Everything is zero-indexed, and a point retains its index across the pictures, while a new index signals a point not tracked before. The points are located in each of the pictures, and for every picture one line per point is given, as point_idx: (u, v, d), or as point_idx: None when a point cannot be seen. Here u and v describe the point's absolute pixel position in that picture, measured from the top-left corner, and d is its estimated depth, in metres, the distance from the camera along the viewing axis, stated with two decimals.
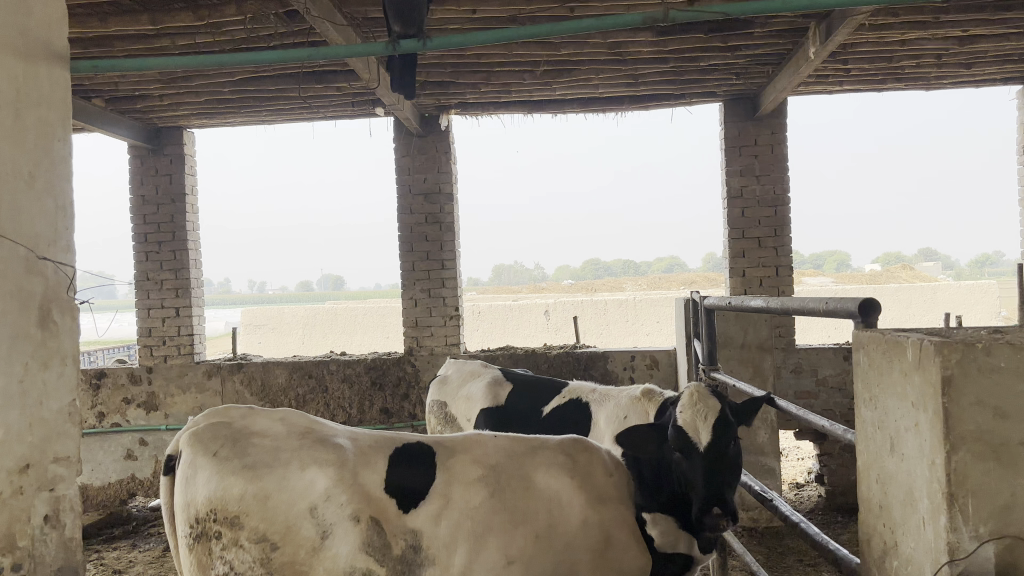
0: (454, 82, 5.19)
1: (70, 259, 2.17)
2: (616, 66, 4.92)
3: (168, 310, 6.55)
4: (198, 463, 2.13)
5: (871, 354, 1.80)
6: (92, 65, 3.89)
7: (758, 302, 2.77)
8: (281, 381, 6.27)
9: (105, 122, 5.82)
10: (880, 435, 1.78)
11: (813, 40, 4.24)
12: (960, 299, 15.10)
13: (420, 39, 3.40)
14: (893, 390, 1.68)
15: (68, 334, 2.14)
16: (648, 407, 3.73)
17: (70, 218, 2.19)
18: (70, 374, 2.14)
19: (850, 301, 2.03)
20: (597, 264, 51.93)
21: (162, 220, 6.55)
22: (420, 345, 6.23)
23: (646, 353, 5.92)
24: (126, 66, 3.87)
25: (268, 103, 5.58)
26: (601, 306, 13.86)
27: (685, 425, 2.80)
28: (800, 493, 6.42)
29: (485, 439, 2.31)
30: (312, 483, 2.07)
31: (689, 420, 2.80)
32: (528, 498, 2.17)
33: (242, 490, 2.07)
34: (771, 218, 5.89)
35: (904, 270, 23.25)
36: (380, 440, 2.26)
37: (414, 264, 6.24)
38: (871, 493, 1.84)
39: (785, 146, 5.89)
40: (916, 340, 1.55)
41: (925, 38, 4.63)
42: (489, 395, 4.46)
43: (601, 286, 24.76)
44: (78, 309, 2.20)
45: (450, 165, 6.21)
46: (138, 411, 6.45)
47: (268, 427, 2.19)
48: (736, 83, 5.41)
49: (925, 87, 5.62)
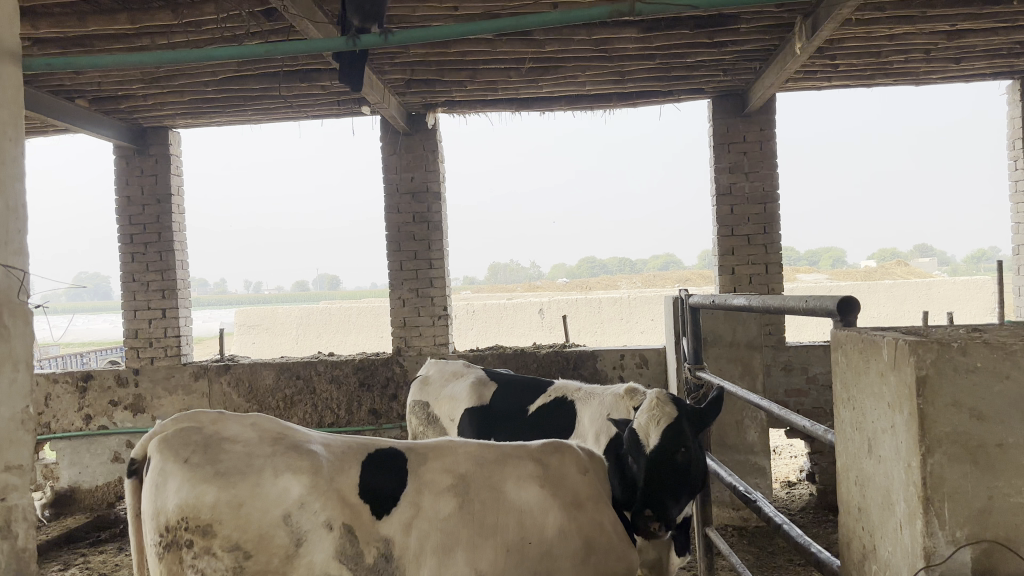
0: (439, 80, 5.14)
1: (23, 262, 2.13)
2: (602, 63, 4.89)
3: (155, 311, 6.50)
4: (169, 470, 2.08)
5: (848, 355, 1.77)
6: (42, 63, 3.83)
7: (742, 301, 2.74)
8: (268, 382, 6.23)
9: (89, 122, 5.77)
10: (858, 437, 1.74)
11: (799, 36, 4.20)
12: (954, 295, 15.08)
13: (379, 35, 3.39)
14: (870, 391, 1.64)
15: (21, 338, 2.09)
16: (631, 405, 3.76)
17: (23, 220, 2.15)
18: (23, 380, 2.09)
19: (830, 300, 2.00)
20: (593, 262, 51.89)
21: (147, 220, 6.50)
22: (409, 345, 6.19)
23: (635, 352, 5.88)
24: (103, 66, 3.83)
25: (252, 102, 5.54)
26: (595, 304, 13.82)
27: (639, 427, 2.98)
28: (791, 492, 6.39)
29: (457, 446, 2.28)
30: (286, 489, 2.03)
31: (643, 423, 2.98)
32: (500, 508, 2.14)
33: (214, 498, 2.02)
34: (760, 215, 5.85)
35: (898, 266, 23.21)
36: (353, 445, 2.22)
37: (403, 264, 6.20)
38: (850, 496, 1.80)
39: (775, 143, 5.86)
40: (891, 340, 1.52)
41: (912, 33, 4.60)
42: (475, 394, 4.42)
43: (596, 284, 24.72)
44: (32, 314, 2.15)
45: (437, 164, 6.16)
46: (125, 413, 6.41)
47: (239, 432, 2.15)
48: (724, 79, 5.37)
49: (914, 82, 5.58)
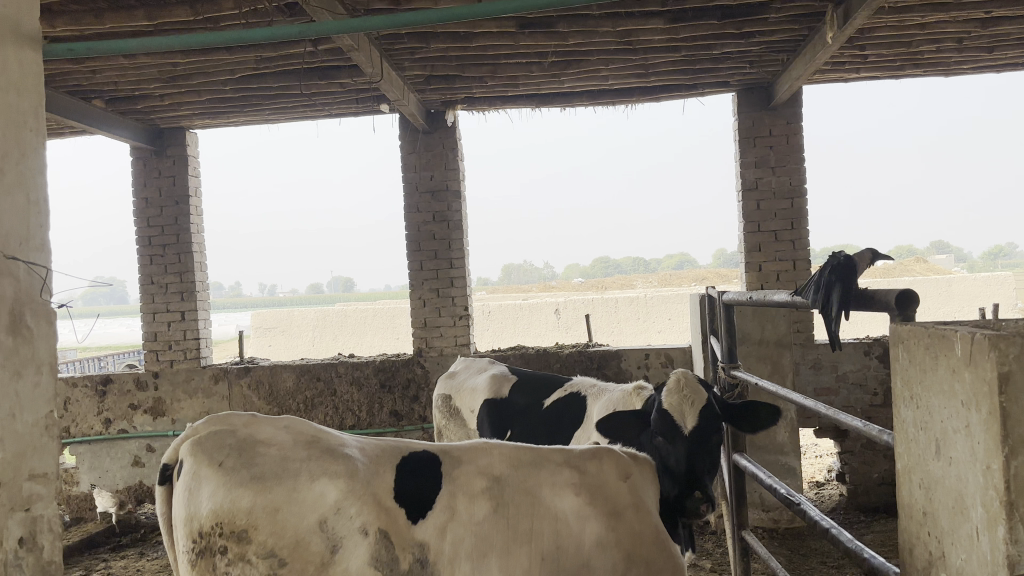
0: (459, 75, 5.07)
1: (45, 259, 2.04)
2: (627, 56, 4.80)
3: (174, 314, 6.44)
4: (202, 475, 2.02)
5: (912, 350, 1.67)
6: (62, 47, 3.72)
7: (782, 296, 2.64)
8: (289, 384, 6.17)
9: (106, 123, 5.72)
10: (923, 437, 1.64)
11: (830, 25, 4.10)
12: (975, 291, 14.83)
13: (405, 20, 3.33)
14: (940, 388, 1.54)
15: (44, 339, 2.01)
16: (636, 400, 3.69)
17: (44, 215, 2.06)
18: (46, 384, 2.00)
19: (884, 293, 1.90)
20: (607, 263, 51.72)
21: (166, 223, 6.45)
22: (430, 346, 6.10)
23: (660, 351, 5.78)
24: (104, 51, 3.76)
25: (270, 101, 5.47)
26: (612, 304, 13.71)
27: (672, 409, 3.23)
28: (821, 493, 6.28)
29: (492, 447, 2.19)
30: (322, 495, 1.96)
31: (674, 404, 3.23)
32: (535, 515, 2.05)
33: (250, 502, 1.95)
34: (787, 210, 5.74)
35: (917, 263, 22.92)
36: (386, 449, 2.15)
37: (423, 263, 6.12)
38: (913, 499, 1.70)
39: (801, 137, 5.75)
40: (965, 334, 1.43)
41: (945, 21, 4.49)
42: (492, 386, 4.32)
43: (611, 284, 24.62)
44: (55, 314, 2.06)
45: (457, 162, 6.08)
46: (145, 417, 6.36)
47: (273, 435, 2.08)
48: (750, 72, 5.27)
49: (945, 73, 5.46)
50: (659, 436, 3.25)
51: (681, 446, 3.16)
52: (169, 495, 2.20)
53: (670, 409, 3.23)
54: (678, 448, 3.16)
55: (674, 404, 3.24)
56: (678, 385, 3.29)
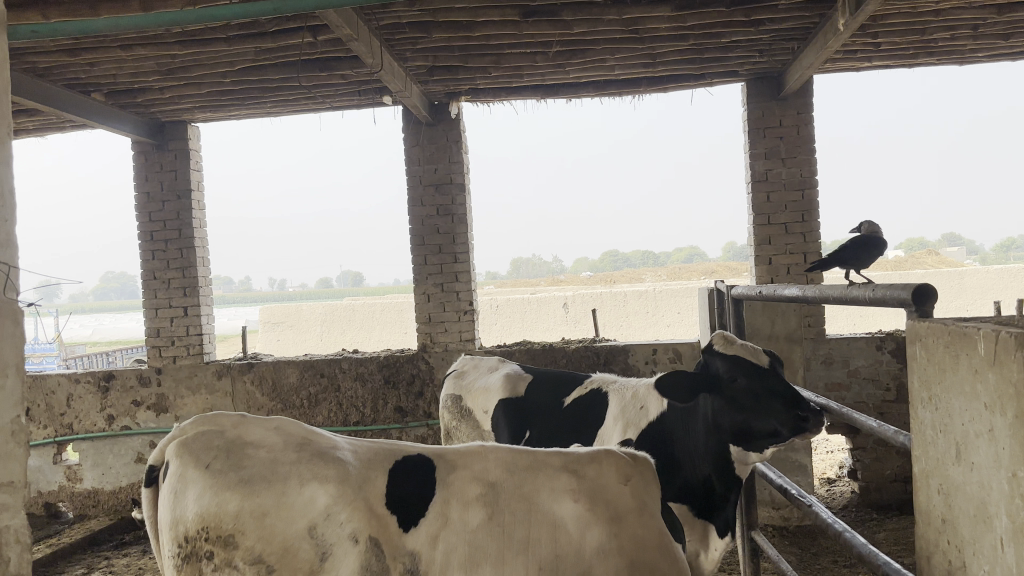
0: (462, 66, 4.98)
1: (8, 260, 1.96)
2: (633, 46, 4.71)
3: (176, 310, 6.37)
4: (188, 477, 1.94)
5: (930, 348, 1.59)
6: (30, 28, 3.59)
7: (793, 292, 2.55)
8: (292, 380, 6.11)
9: (107, 118, 5.66)
10: (943, 440, 1.55)
11: (842, 11, 3.99)
12: (988, 284, 14.60)
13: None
14: (960, 389, 1.46)
15: (9, 342, 1.93)
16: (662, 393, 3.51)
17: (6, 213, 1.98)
18: (11, 388, 1.92)
19: (900, 289, 1.82)
20: (616, 257, 51.61)
21: (167, 217, 6.39)
22: (434, 341, 6.02)
23: (668, 346, 5.70)
24: (71, 25, 3.61)
25: (272, 94, 5.40)
26: (620, 297, 13.61)
27: (739, 353, 3.00)
28: (832, 489, 6.20)
29: (488, 451, 2.11)
30: (312, 499, 1.88)
31: (744, 349, 3.01)
32: (532, 522, 1.96)
33: (237, 507, 1.88)
34: (798, 202, 5.64)
35: (929, 255, 22.70)
36: (380, 452, 2.06)
37: (427, 257, 6.04)
38: (931, 507, 1.61)
39: (812, 127, 5.65)
40: (989, 333, 1.35)
41: (960, 7, 4.38)
42: (508, 385, 4.20)
43: (619, 277, 24.50)
44: (21, 316, 1.98)
45: (461, 155, 6.00)
46: (148, 413, 6.32)
47: (263, 436, 2.00)
48: (760, 61, 5.17)
49: (960, 61, 5.34)
50: (738, 379, 2.98)
51: (767, 380, 2.93)
52: (156, 498, 2.12)
53: (738, 354, 3.00)
54: (769, 380, 2.93)
55: (741, 349, 3.01)
56: (721, 342, 3.04)
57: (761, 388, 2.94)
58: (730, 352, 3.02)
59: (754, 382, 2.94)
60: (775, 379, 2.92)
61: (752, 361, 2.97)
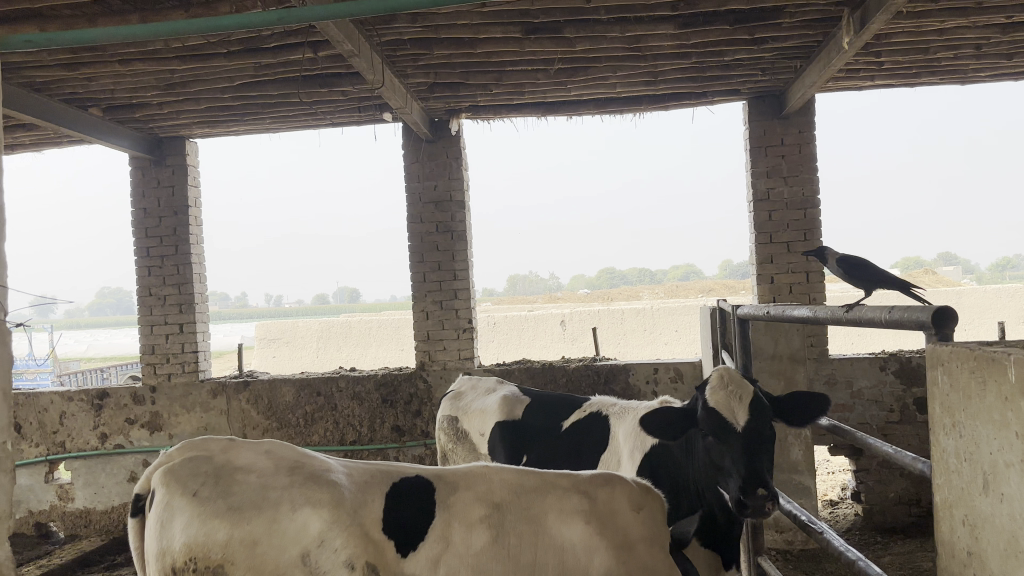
0: (463, 83, 4.95)
1: None
2: (635, 63, 4.68)
3: (171, 327, 6.30)
4: (174, 505, 1.87)
5: (953, 374, 1.53)
6: (23, 38, 3.45)
7: (803, 311, 2.50)
8: (288, 399, 6.04)
9: (104, 132, 5.61)
10: (968, 471, 1.50)
11: (847, 30, 3.96)
12: (986, 304, 14.56)
13: (405, 5, 3.15)
14: (988, 418, 1.40)
15: None
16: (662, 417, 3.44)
17: None
18: None
19: (919, 310, 1.76)
20: (613, 275, 51.59)
21: (164, 233, 6.33)
22: (433, 359, 5.96)
23: (669, 366, 5.64)
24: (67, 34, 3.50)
25: (271, 110, 5.35)
26: (618, 315, 13.55)
27: (718, 406, 2.73)
28: (835, 512, 6.13)
29: (492, 472, 2.04)
30: (305, 525, 1.81)
31: (720, 401, 2.74)
32: (538, 546, 1.91)
33: (227, 536, 1.81)
34: (800, 221, 5.60)
35: (926, 273, 22.68)
36: (376, 473, 1.99)
37: (426, 275, 5.99)
38: (956, 539, 1.55)
39: (814, 146, 5.61)
40: (1021, 359, 1.29)
41: (964, 26, 4.36)
42: (505, 407, 4.13)
43: (617, 295, 24.45)
44: None
45: (461, 172, 5.96)
46: (141, 432, 6.23)
47: (253, 461, 1.93)
48: (762, 79, 5.15)
49: (963, 80, 5.32)
50: (710, 435, 2.78)
51: (733, 446, 2.67)
52: (140, 528, 2.04)
53: (717, 407, 2.73)
54: (734, 448, 2.67)
55: (723, 401, 2.73)
56: (711, 382, 2.80)
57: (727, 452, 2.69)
58: (711, 400, 2.76)
59: (723, 443, 2.70)
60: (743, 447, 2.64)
61: (727, 418, 2.70)
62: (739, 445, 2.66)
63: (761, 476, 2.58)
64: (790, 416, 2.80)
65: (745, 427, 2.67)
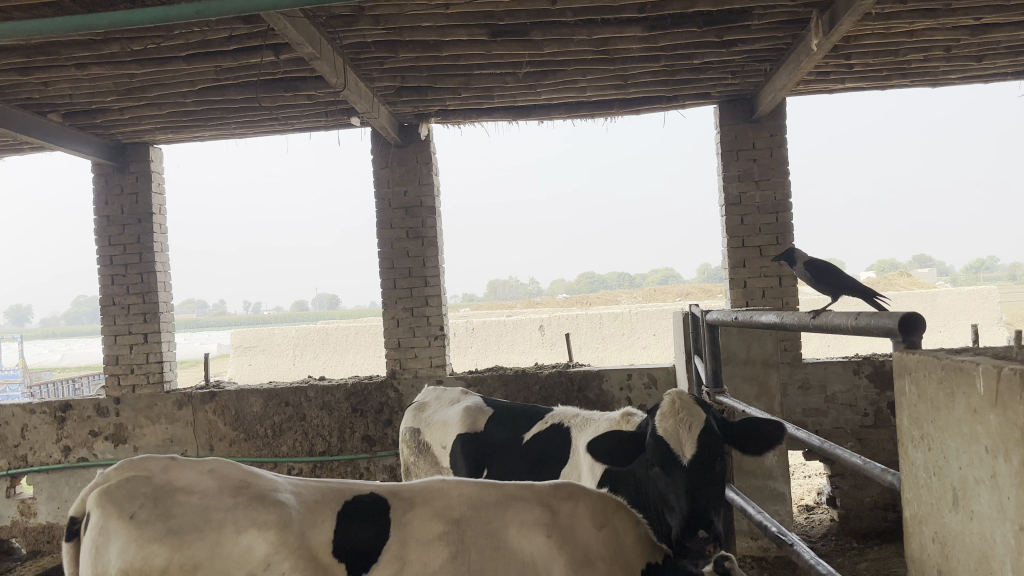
0: (430, 86, 4.87)
1: None
2: (604, 66, 4.61)
3: (136, 337, 6.18)
4: (110, 529, 1.76)
5: (921, 384, 1.47)
6: None
7: (771, 318, 2.43)
8: (256, 409, 5.92)
9: (64, 138, 5.48)
10: (936, 484, 1.43)
11: (816, 32, 3.92)
12: (960, 305, 14.61)
13: None
14: (956, 431, 1.34)
15: None
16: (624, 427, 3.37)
17: None
18: None
19: (886, 317, 1.70)
20: (592, 279, 51.60)
21: (128, 241, 6.20)
22: (404, 368, 5.87)
23: (643, 371, 5.58)
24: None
25: (236, 114, 5.25)
26: (595, 319, 13.48)
27: (665, 435, 2.51)
28: (811, 517, 6.09)
29: (450, 487, 1.96)
30: (250, 548, 1.72)
31: (668, 429, 2.52)
32: (498, 562, 1.82)
33: (166, 560, 1.70)
34: (772, 224, 5.56)
35: (902, 275, 22.79)
36: (326, 493, 1.90)
37: (396, 282, 5.89)
38: (926, 555, 1.48)
39: (785, 149, 5.58)
40: (988, 370, 1.23)
41: (934, 28, 4.34)
42: (468, 419, 4.04)
43: (595, 299, 24.39)
44: None
45: (431, 177, 5.87)
46: (105, 444, 6.08)
47: (195, 481, 1.83)
48: (733, 82, 5.11)
49: (933, 83, 5.31)
50: (655, 466, 2.55)
51: (675, 478, 2.44)
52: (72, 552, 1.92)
53: (664, 435, 2.52)
54: (675, 481, 2.44)
55: (671, 430, 2.52)
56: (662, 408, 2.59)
57: (667, 486, 2.46)
58: (660, 427, 2.55)
59: (665, 476, 2.48)
60: (683, 481, 2.42)
61: (672, 448, 2.48)
62: (682, 479, 2.42)
63: (701, 514, 2.35)
64: (743, 446, 2.57)
65: (692, 459, 2.45)
